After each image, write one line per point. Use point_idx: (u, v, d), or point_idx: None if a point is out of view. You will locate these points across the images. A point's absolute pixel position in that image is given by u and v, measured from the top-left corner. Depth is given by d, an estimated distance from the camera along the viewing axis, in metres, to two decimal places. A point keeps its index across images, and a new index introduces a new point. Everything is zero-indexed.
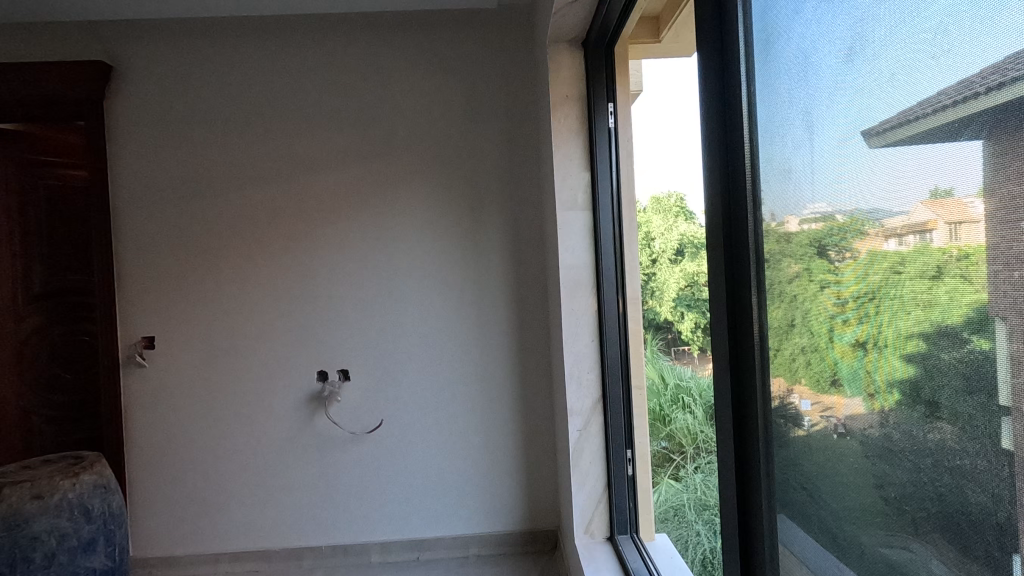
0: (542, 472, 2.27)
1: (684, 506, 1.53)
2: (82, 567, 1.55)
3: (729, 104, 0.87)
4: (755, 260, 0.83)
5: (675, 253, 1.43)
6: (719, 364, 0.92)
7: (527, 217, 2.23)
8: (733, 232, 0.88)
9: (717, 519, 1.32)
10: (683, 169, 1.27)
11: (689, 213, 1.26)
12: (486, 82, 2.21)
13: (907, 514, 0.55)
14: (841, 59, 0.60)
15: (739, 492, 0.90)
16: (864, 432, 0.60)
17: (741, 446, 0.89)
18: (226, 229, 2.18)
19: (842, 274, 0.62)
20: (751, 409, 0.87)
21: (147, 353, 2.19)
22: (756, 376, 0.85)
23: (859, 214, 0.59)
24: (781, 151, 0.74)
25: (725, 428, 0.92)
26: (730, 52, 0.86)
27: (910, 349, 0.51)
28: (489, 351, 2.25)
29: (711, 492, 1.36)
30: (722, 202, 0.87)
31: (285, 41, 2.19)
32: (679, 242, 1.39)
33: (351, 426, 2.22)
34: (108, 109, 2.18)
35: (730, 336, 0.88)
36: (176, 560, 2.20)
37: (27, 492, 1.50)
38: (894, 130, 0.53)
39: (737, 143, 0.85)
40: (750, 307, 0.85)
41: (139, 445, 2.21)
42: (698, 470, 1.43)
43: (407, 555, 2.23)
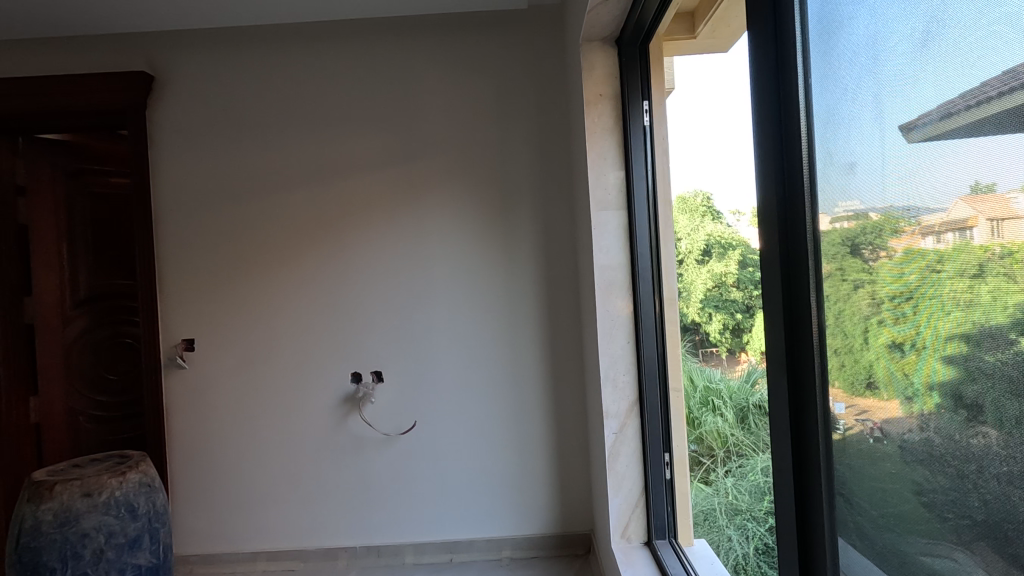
0: (576, 474, 2.25)
1: (714, 510, 1.51)
2: (128, 564, 1.59)
3: (783, 89, 0.79)
4: (816, 266, 0.75)
5: (700, 254, 1.46)
6: (775, 377, 0.83)
7: (559, 218, 2.22)
8: (790, 234, 0.79)
9: (750, 524, 1.31)
10: (720, 168, 1.25)
11: (717, 212, 1.30)
12: (516, 84, 2.21)
13: (949, 523, 0.52)
14: (916, 35, 0.52)
15: (799, 520, 0.81)
16: (902, 436, 0.58)
17: (801, 469, 0.80)
18: (262, 234, 2.23)
19: (876, 273, 0.61)
20: (812, 429, 0.78)
21: (187, 355, 2.25)
22: (818, 393, 0.76)
23: (893, 211, 0.58)
24: (840, 140, 0.67)
25: (782, 450, 0.82)
26: (785, 39, 0.78)
27: (950, 351, 0.50)
28: (522, 353, 2.24)
29: (744, 497, 1.31)
30: (777, 202, 0.79)
31: (318, 48, 2.22)
32: (705, 242, 1.42)
33: (385, 427, 2.24)
34: (150, 119, 2.25)
35: (788, 349, 0.79)
36: (216, 557, 2.26)
37: (77, 490, 1.56)
38: (934, 122, 0.50)
39: (791, 127, 0.77)
40: (810, 317, 0.76)
41: (181, 445, 2.27)
42: (729, 474, 1.40)
43: (440, 557, 2.24)
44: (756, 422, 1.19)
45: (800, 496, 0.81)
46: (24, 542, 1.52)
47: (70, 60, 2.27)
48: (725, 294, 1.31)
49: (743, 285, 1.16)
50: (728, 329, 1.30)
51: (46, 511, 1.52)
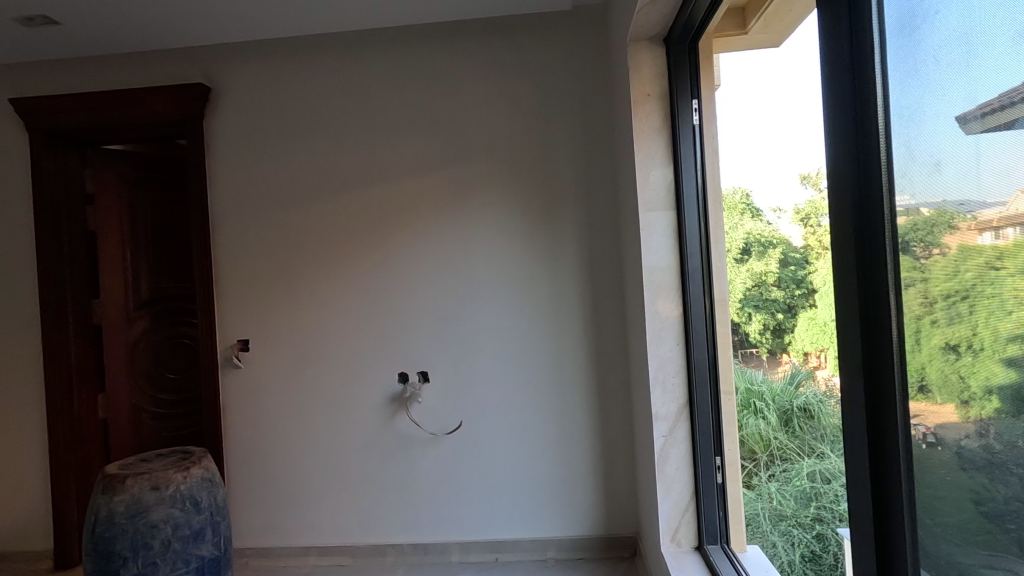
0: (621, 477, 2.24)
1: (758, 515, 1.58)
2: (193, 555, 1.66)
3: (858, 83, 0.76)
4: (895, 264, 0.71)
5: (738, 253, 1.57)
6: (851, 380, 0.78)
7: (603, 218, 2.21)
8: (866, 230, 0.75)
9: (796, 528, 1.41)
10: (784, 163, 1.27)
11: (756, 209, 1.45)
12: (560, 85, 2.21)
13: (1011, 534, 0.53)
14: (1013, 27, 0.50)
15: (879, 534, 0.76)
16: (958, 443, 0.60)
17: (880, 479, 0.75)
18: (312, 238, 2.30)
19: (928, 270, 0.64)
20: (892, 436, 0.73)
21: (242, 355, 2.34)
22: (897, 397, 0.71)
23: (948, 207, 0.61)
24: (923, 138, 0.64)
25: (859, 458, 0.77)
26: (862, 31, 0.75)
27: (1011, 352, 0.50)
28: (566, 354, 2.24)
29: (787, 503, 1.44)
30: (853, 198, 0.75)
31: (365, 56, 2.28)
32: (744, 242, 1.53)
33: (431, 426, 2.28)
34: (207, 129, 2.35)
35: (865, 351, 0.75)
36: (269, 551, 2.34)
37: (146, 484, 1.64)
38: (992, 114, 0.53)
39: (869, 123, 0.74)
40: (890, 316, 0.72)
41: (236, 442, 2.36)
42: (773, 479, 1.49)
43: (486, 556, 2.26)
44: (801, 424, 1.34)
45: (879, 508, 0.75)
46: (99, 532, 1.60)
47: (133, 74, 2.39)
48: (766, 294, 1.44)
49: (785, 284, 1.35)
50: (770, 329, 1.43)
51: (119, 503, 1.61)
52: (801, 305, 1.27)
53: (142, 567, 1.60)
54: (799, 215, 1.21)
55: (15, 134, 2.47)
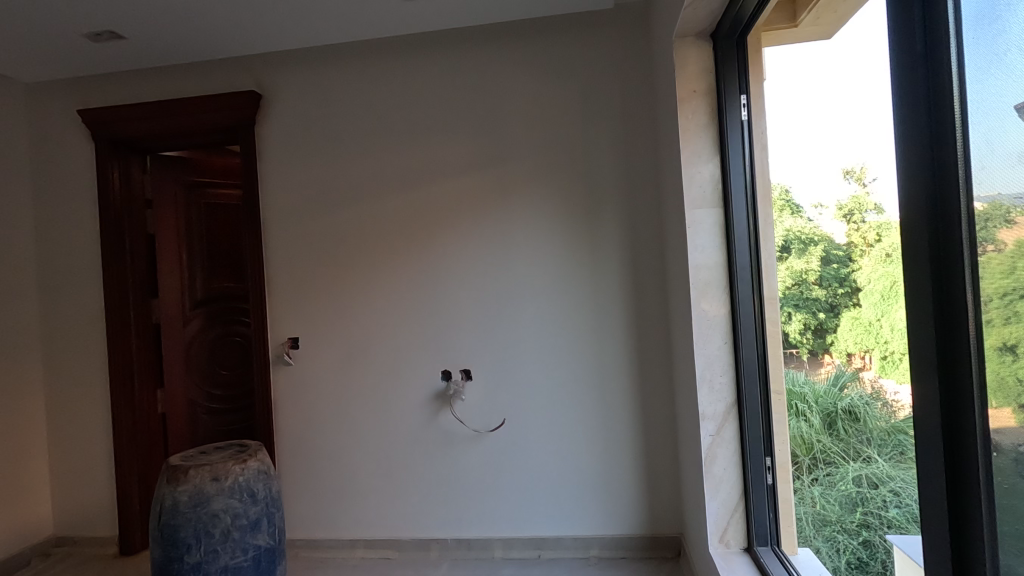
0: (664, 476, 2.22)
1: (801, 520, 1.54)
2: (250, 544, 1.73)
3: (932, 76, 0.73)
4: (972, 263, 0.70)
5: (780, 250, 1.55)
6: (923, 382, 0.76)
7: (645, 216, 2.20)
8: (941, 228, 0.73)
9: (841, 534, 1.35)
10: (841, 146, 1.23)
11: (797, 206, 1.46)
12: (602, 84, 2.21)
13: None
14: None
15: (954, 542, 0.73)
16: (1016, 448, 0.63)
17: (957, 485, 0.73)
18: (358, 239, 2.36)
19: (982, 272, 0.68)
20: (968, 440, 0.71)
21: (293, 352, 2.42)
22: (976, 401, 0.70)
23: (1002, 200, 0.64)
24: (1005, 130, 0.62)
25: (933, 462, 0.76)
26: (936, 23, 0.73)
27: None
28: (609, 353, 2.23)
29: (832, 507, 1.37)
30: (926, 196, 0.74)
31: (409, 60, 2.32)
32: (784, 239, 1.53)
33: (474, 423, 2.31)
34: (257, 134, 2.44)
35: (941, 352, 0.73)
36: (318, 542, 2.41)
37: (207, 475, 1.72)
38: None
39: (944, 117, 0.72)
40: (967, 317, 0.70)
41: (286, 436, 2.44)
42: (816, 483, 1.43)
43: (529, 553, 2.27)
44: (846, 427, 1.31)
45: (955, 514, 0.73)
46: (165, 519, 1.69)
47: (189, 84, 2.50)
48: (807, 293, 1.43)
49: (827, 283, 1.34)
50: (811, 328, 1.41)
51: (183, 492, 1.70)
52: (843, 304, 1.27)
53: (204, 554, 1.68)
54: (842, 211, 1.25)
55: (81, 143, 2.61)
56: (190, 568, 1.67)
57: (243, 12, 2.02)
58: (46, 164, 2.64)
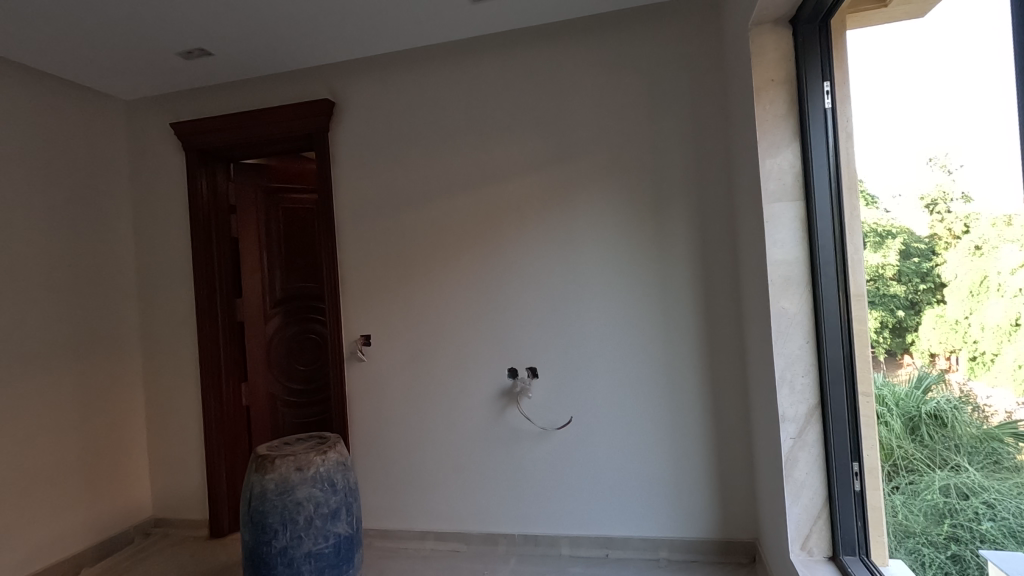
0: (737, 480, 2.15)
1: (886, 531, 1.46)
2: (331, 532, 1.82)
3: None
4: None
5: (870, 243, 1.45)
6: None
7: (715, 211, 2.14)
8: None
9: (926, 548, 1.28)
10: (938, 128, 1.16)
11: (871, 197, 1.42)
12: (670, 77, 2.16)
13: None
14: None
15: None
16: None
17: None
18: (426, 238, 2.42)
19: None
20: None
21: (365, 349, 2.52)
22: None
23: None
24: None
25: None
26: None
27: None
28: (678, 352, 2.19)
29: (916, 519, 1.31)
30: None
31: (475, 62, 2.36)
32: (861, 234, 1.49)
33: (541, 421, 2.32)
34: (332, 140, 2.54)
35: None
36: (390, 532, 2.49)
37: (291, 465, 1.82)
38: None
39: None
40: None
41: (358, 430, 2.53)
42: (898, 492, 1.38)
43: (597, 552, 2.26)
44: (931, 433, 1.25)
45: None
46: (255, 505, 1.80)
47: (267, 94, 2.64)
48: (884, 289, 1.40)
49: (906, 279, 1.31)
50: (888, 327, 1.39)
51: (270, 480, 1.80)
52: (926, 301, 1.24)
53: (290, 540, 1.78)
54: (926, 203, 1.21)
55: (174, 153, 2.82)
56: (278, 552, 1.77)
57: (320, 24, 2.12)
58: (144, 174, 2.86)
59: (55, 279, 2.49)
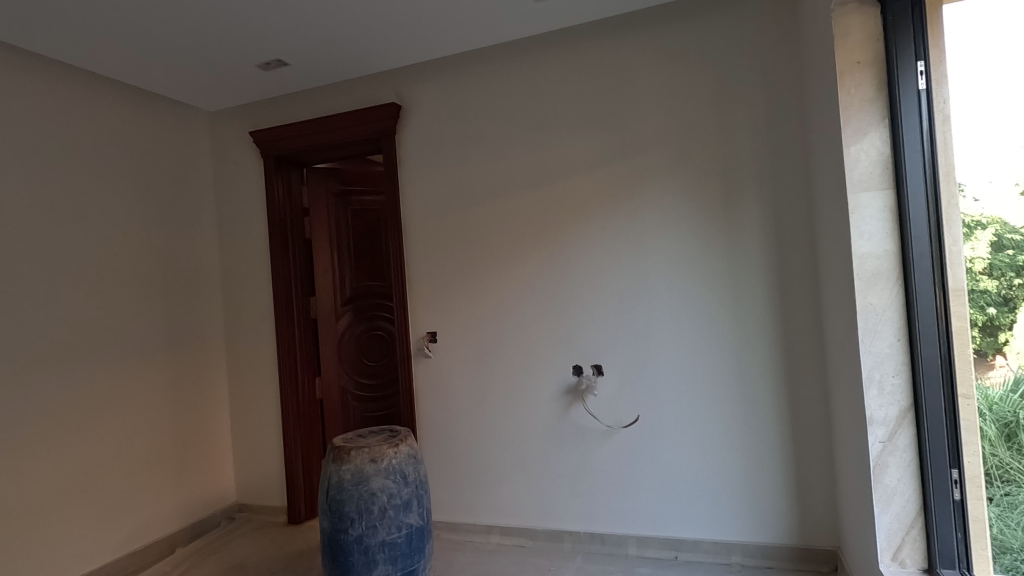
0: (817, 484, 2.06)
1: (989, 547, 1.35)
2: (403, 522, 1.88)
3: None
4: None
5: (965, 230, 1.36)
6: None
7: (791, 203, 2.05)
8: None
9: None
10: None
11: (959, 184, 1.36)
12: (741, 66, 2.09)
13: None
14: None
15: None
16: None
17: None
18: (491, 236, 2.45)
19: None
20: None
21: (432, 346, 2.57)
22: None
23: None
24: None
25: None
26: None
27: None
28: (751, 350, 2.11)
29: (1015, 533, 1.27)
30: None
31: (538, 60, 2.37)
32: (954, 226, 1.38)
33: (607, 419, 2.30)
34: (398, 143, 2.61)
35: None
36: (457, 525, 2.54)
37: (366, 456, 1.89)
38: None
39: None
40: None
41: (425, 425, 2.59)
42: (994, 506, 1.32)
43: (666, 553, 2.22)
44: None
45: None
46: (332, 494, 1.89)
47: (338, 101, 2.75)
48: (970, 287, 1.35)
49: (998, 274, 1.27)
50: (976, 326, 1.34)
51: (346, 470, 1.88)
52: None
53: (365, 528, 1.84)
54: None
55: (252, 160, 2.98)
56: (354, 540, 1.84)
57: (386, 30, 2.18)
58: (226, 180, 3.05)
59: (149, 279, 2.69)
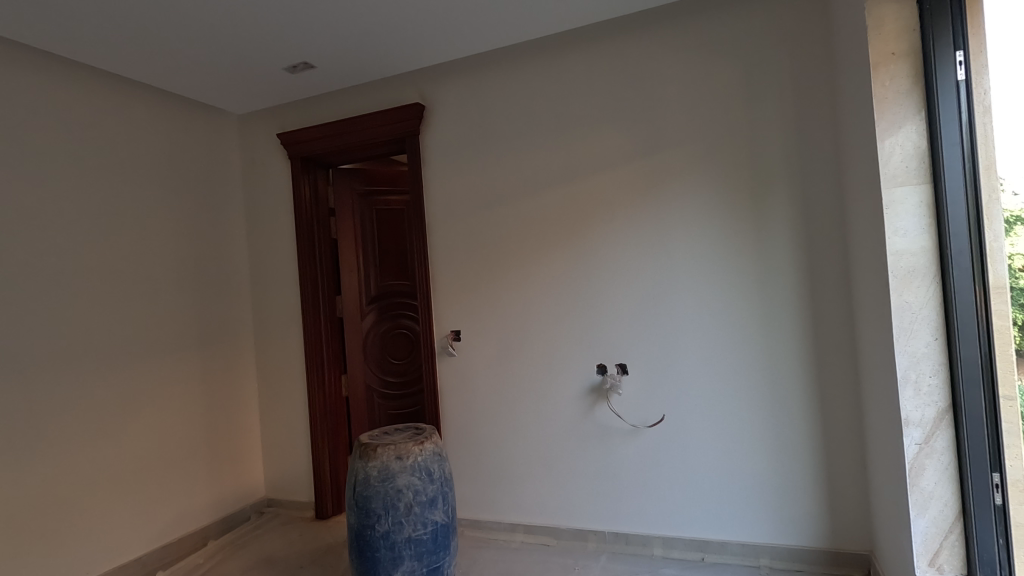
0: (849, 487, 2.01)
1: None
2: (429, 519, 1.90)
3: None
4: None
5: (1007, 226, 1.30)
6: None
7: (822, 199, 2.00)
8: None
9: None
10: None
11: (999, 178, 1.31)
12: (769, 60, 2.05)
13: None
14: None
15: None
16: None
17: None
18: (514, 235, 2.45)
19: None
20: None
21: (456, 344, 2.59)
22: None
23: None
24: None
25: None
26: None
27: None
28: (780, 349, 2.07)
29: None
30: None
31: (561, 58, 2.36)
32: (996, 221, 1.33)
33: (633, 418, 2.28)
34: (422, 142, 2.63)
35: None
36: (481, 523, 2.55)
37: (392, 453, 1.91)
38: None
39: None
40: None
41: (450, 422, 2.61)
42: None
43: (692, 554, 2.19)
44: None
45: None
46: (359, 490, 1.91)
47: (363, 102, 2.77)
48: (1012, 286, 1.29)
49: None
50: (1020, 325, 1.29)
51: (373, 467, 1.90)
52: None
53: (392, 525, 1.86)
54: None
55: (280, 161, 3.04)
56: (380, 536, 1.86)
57: (410, 30, 2.20)
58: (254, 181, 3.11)
59: (181, 278, 2.76)
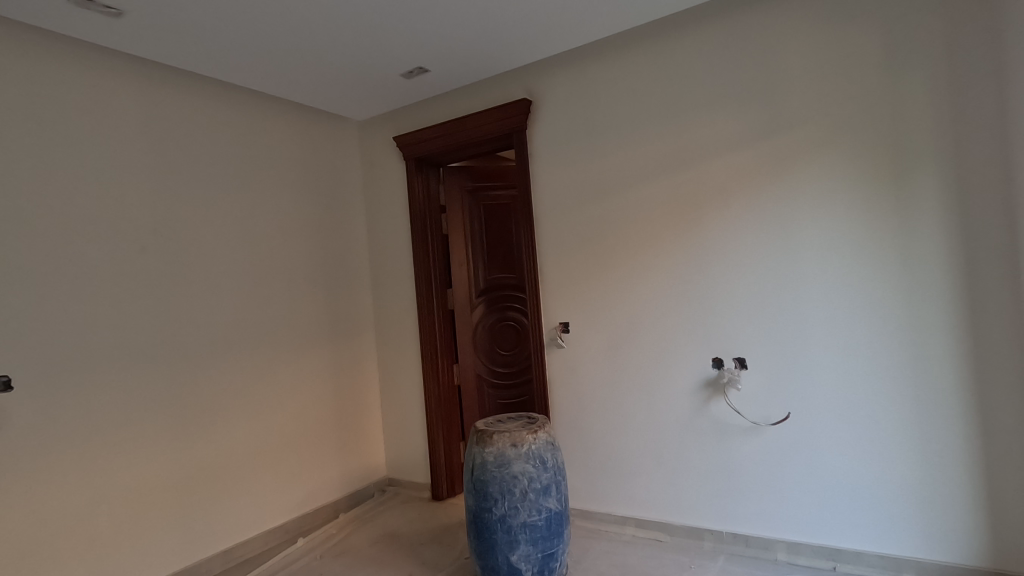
0: (1016, 501, 1.78)
1: None
2: (543, 507, 1.93)
3: None
4: None
5: None
6: None
7: (982, 177, 1.77)
8: None
9: None
10: None
11: None
12: (914, 24, 1.85)
13: None
14: None
15: None
16: None
17: None
18: (623, 225, 2.42)
19: None
20: None
21: (564, 336, 2.60)
22: None
23: None
24: None
25: None
26: None
27: None
28: (927, 343, 1.87)
29: None
30: None
31: (672, 42, 2.29)
32: None
33: (753, 415, 2.17)
34: (529, 137, 2.67)
35: None
36: (591, 513, 2.56)
37: (507, 441, 1.97)
38: None
39: None
40: None
41: (558, 412, 2.64)
42: None
43: (822, 562, 2.05)
44: None
45: None
46: (476, 474, 1.99)
47: (472, 101, 2.87)
48: None
49: None
50: None
51: (490, 453, 1.97)
52: None
53: (507, 509, 1.92)
54: None
55: (396, 163, 3.22)
56: (497, 519, 1.93)
57: (517, 28, 2.24)
58: (373, 183, 3.32)
59: (312, 274, 3.02)
